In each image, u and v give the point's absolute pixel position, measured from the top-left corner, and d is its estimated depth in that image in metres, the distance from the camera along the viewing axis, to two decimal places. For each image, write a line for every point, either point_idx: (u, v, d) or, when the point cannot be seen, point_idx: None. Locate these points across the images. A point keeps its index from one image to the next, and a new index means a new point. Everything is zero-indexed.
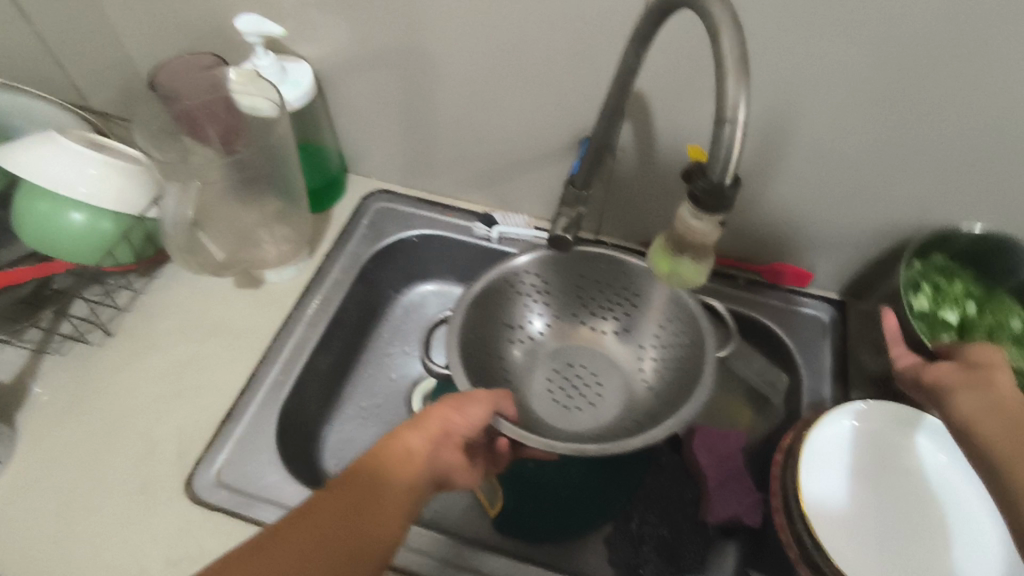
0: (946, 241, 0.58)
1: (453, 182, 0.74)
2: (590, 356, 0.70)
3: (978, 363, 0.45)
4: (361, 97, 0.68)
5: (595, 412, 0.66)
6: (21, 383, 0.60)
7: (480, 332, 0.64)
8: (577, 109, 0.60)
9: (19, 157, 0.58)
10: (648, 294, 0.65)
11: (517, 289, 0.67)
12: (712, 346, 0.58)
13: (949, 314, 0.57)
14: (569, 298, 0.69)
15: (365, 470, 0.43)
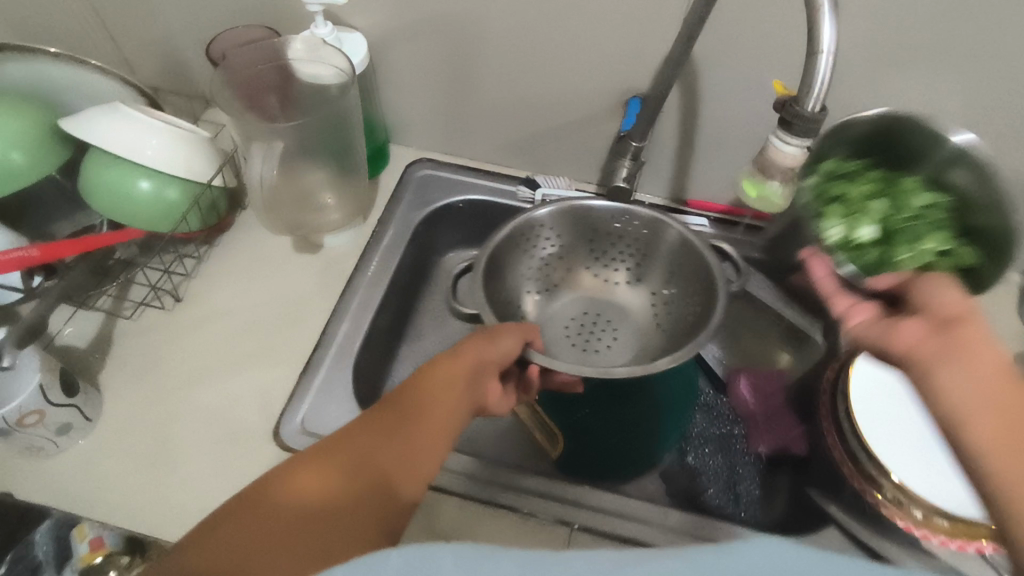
0: (841, 136, 0.53)
1: (490, 148, 0.76)
2: (605, 304, 0.70)
3: (946, 317, 0.33)
4: (407, 66, 0.69)
5: (611, 357, 0.67)
6: (102, 346, 0.62)
7: (495, 282, 0.64)
8: (624, 70, 0.63)
9: (93, 128, 0.60)
10: (660, 240, 0.65)
11: (531, 239, 0.66)
12: (722, 280, 0.58)
13: (867, 225, 0.50)
14: (583, 246, 0.68)
15: (411, 399, 0.46)
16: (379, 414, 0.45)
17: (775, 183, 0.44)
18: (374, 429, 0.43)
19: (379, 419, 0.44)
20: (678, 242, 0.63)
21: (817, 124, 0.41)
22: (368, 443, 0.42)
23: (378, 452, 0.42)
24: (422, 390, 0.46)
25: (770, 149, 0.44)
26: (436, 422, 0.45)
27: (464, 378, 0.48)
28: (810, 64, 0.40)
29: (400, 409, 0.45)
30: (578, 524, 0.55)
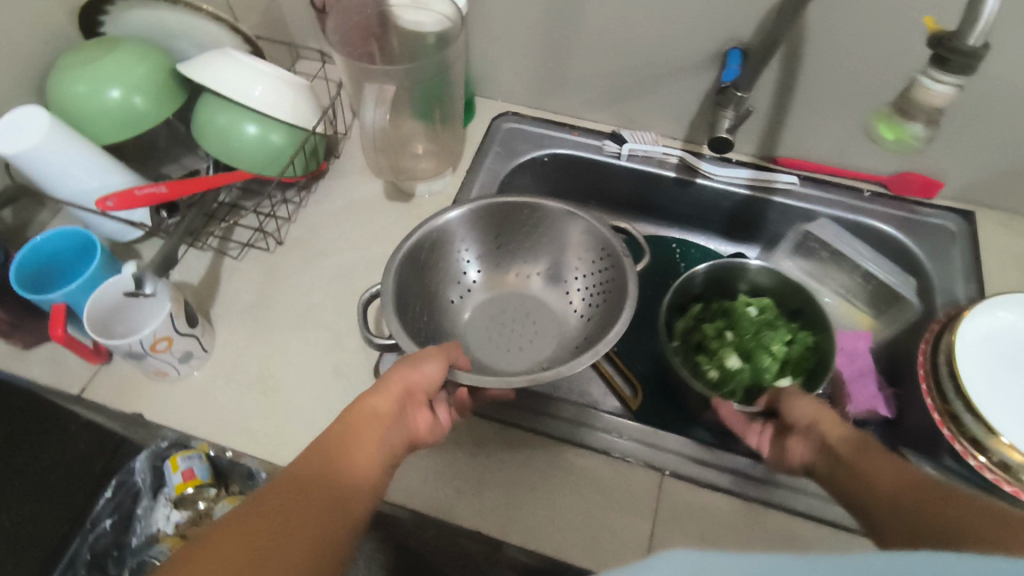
0: (683, 292, 0.67)
1: (580, 101, 0.77)
2: (520, 300, 0.71)
3: (806, 424, 0.50)
4: (504, 15, 0.70)
5: (532, 352, 0.67)
6: (213, 281, 0.66)
7: (413, 287, 0.62)
8: (729, 18, 0.62)
9: (207, 71, 0.62)
10: (567, 231, 0.65)
11: (450, 243, 0.65)
12: (630, 269, 0.58)
13: (729, 358, 0.63)
14: (491, 246, 0.68)
15: (323, 447, 0.43)
16: (297, 465, 0.41)
17: (916, 123, 0.41)
18: (285, 479, 0.39)
19: (290, 474, 0.40)
20: (588, 234, 0.64)
21: (979, 59, 0.37)
22: (280, 494, 0.38)
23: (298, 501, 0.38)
24: (336, 434, 0.44)
25: (917, 89, 0.40)
26: (351, 471, 0.42)
27: (384, 415, 0.46)
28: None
29: (313, 459, 0.42)
30: (668, 472, 0.56)
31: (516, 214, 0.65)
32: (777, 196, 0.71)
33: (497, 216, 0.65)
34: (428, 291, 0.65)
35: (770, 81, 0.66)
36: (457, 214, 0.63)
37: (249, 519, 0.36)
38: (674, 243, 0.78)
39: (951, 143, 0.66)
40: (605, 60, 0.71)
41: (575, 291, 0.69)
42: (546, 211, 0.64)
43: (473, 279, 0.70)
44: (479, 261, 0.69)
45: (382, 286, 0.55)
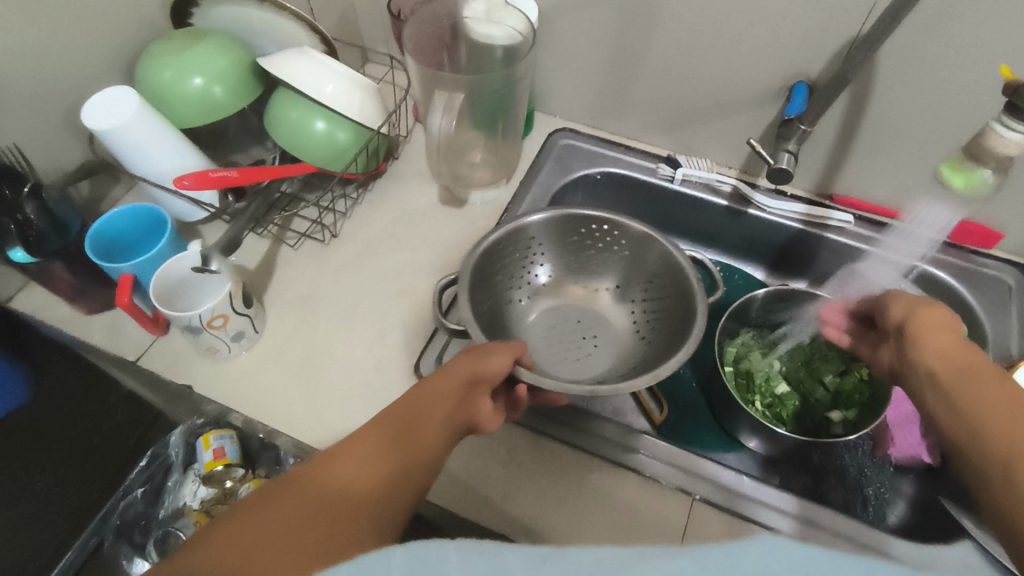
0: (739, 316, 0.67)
1: (639, 123, 0.78)
2: (583, 312, 0.71)
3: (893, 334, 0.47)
4: (572, 34, 0.72)
5: (592, 362, 0.67)
6: (269, 267, 0.69)
7: (488, 279, 0.63)
8: (798, 53, 0.62)
9: (284, 66, 0.65)
10: (641, 252, 0.65)
11: (523, 244, 0.66)
12: (701, 300, 0.58)
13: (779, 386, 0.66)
14: (567, 255, 0.69)
15: (401, 412, 0.44)
16: (379, 422, 0.42)
17: (986, 169, 0.39)
18: (368, 430, 0.40)
19: (375, 426, 0.41)
20: (662, 261, 0.63)
21: None
22: (370, 440, 0.39)
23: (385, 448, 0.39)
24: (409, 402, 0.45)
25: (985, 135, 0.37)
26: (423, 429, 0.43)
27: (453, 393, 0.47)
28: None
29: (395, 420, 0.42)
30: (698, 497, 0.56)
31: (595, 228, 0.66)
32: (831, 234, 0.70)
33: (567, 226, 0.65)
34: (498, 289, 0.66)
35: (833, 119, 0.66)
36: (538, 217, 0.64)
37: (344, 455, 0.37)
38: (718, 267, 0.79)
39: (1017, 197, 0.64)
40: (667, 85, 0.72)
41: (640, 312, 0.68)
42: (626, 229, 0.64)
43: (540, 283, 0.70)
44: (550, 266, 0.70)
45: (459, 273, 0.57)
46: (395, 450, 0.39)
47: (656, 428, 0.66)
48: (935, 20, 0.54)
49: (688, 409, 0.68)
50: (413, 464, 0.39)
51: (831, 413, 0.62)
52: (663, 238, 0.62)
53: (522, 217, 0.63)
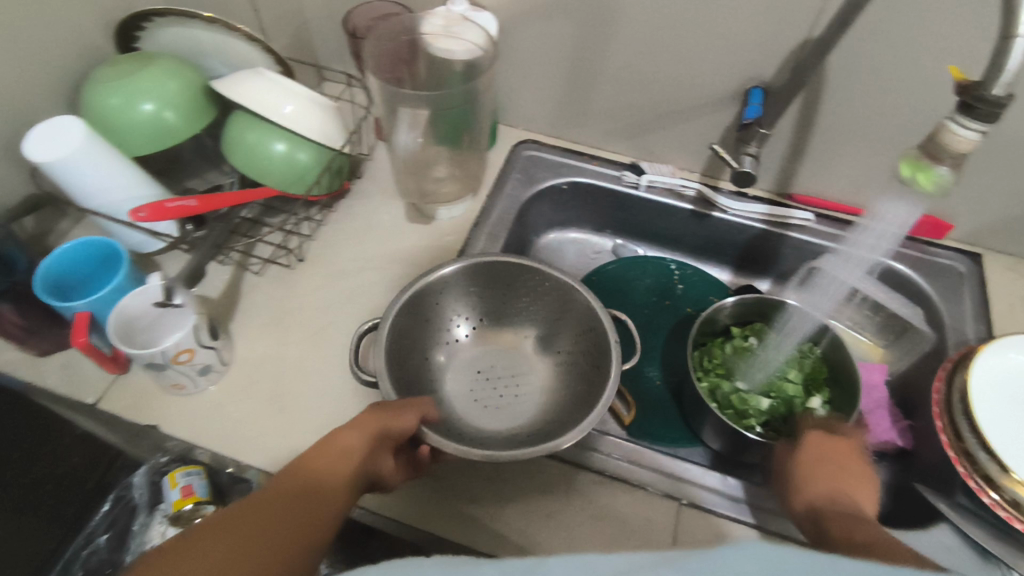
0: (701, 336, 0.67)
1: (600, 132, 0.79)
2: (511, 360, 0.68)
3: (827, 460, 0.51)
4: (531, 46, 0.72)
5: (514, 413, 0.63)
6: (232, 295, 0.67)
7: (409, 328, 0.60)
8: (752, 58, 0.64)
9: (240, 87, 0.63)
10: (562, 301, 0.63)
11: (442, 294, 0.63)
12: (615, 353, 0.55)
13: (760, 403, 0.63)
14: (490, 305, 0.67)
15: (299, 474, 0.42)
16: (272, 488, 0.40)
17: (943, 166, 0.40)
18: (254, 500, 0.38)
19: (262, 495, 0.39)
20: (582, 310, 0.61)
21: (1004, 108, 0.37)
22: (257, 512, 0.37)
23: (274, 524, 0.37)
24: (310, 463, 0.43)
25: (941, 134, 0.39)
26: (324, 498, 0.41)
27: (356, 452, 0.45)
28: (1001, 47, 0.36)
29: (295, 487, 0.41)
30: (686, 501, 0.56)
31: (509, 275, 0.63)
32: (792, 232, 0.73)
33: (479, 274, 0.63)
34: (422, 338, 0.63)
35: (788, 120, 0.67)
36: (454, 267, 0.61)
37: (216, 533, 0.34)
38: (672, 264, 0.79)
39: (961, 187, 0.68)
40: (627, 92, 0.73)
41: (564, 361, 0.65)
42: (546, 278, 0.62)
43: (466, 333, 0.67)
44: (472, 316, 0.67)
45: (378, 322, 0.55)
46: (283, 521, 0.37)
47: (624, 426, 0.65)
48: (880, 23, 0.56)
49: (663, 409, 0.69)
50: (304, 528, 0.38)
51: (811, 402, 0.63)
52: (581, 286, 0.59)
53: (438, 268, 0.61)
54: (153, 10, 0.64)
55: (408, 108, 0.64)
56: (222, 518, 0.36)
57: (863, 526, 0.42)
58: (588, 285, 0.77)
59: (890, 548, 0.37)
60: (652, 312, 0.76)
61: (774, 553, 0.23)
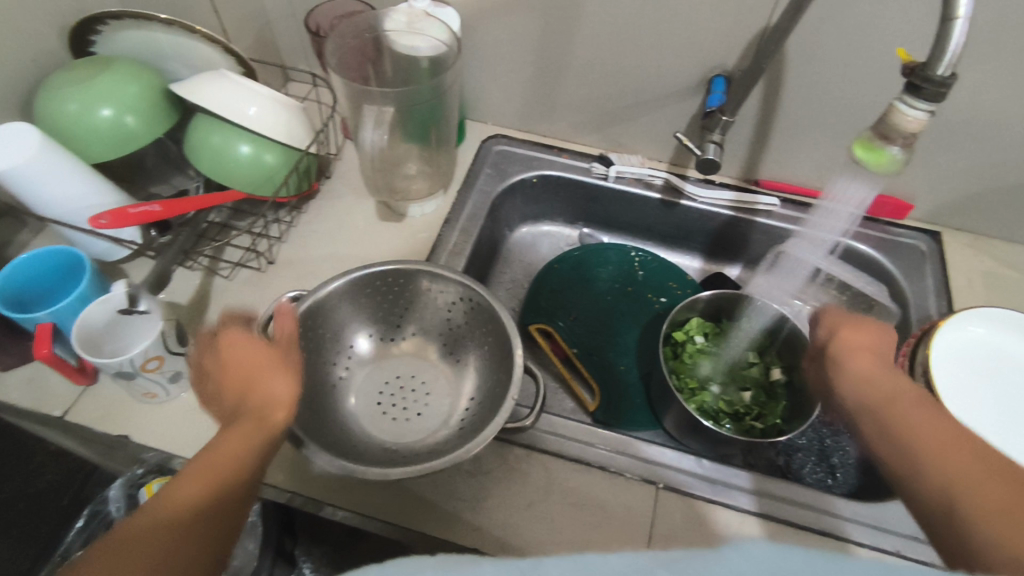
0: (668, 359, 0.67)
1: (569, 125, 0.79)
2: (415, 370, 0.66)
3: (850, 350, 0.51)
4: (497, 41, 0.72)
5: (424, 423, 0.62)
6: (202, 301, 0.66)
7: (304, 346, 0.59)
8: (714, 47, 0.65)
9: (203, 90, 0.62)
10: (459, 304, 0.63)
11: (338, 310, 0.62)
12: (518, 351, 0.55)
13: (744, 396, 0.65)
14: (387, 317, 0.66)
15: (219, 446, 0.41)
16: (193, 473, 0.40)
17: (893, 147, 0.42)
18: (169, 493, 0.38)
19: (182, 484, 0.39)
20: (479, 310, 0.61)
21: (950, 88, 0.38)
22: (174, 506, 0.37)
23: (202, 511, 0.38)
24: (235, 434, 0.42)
25: (892, 114, 0.40)
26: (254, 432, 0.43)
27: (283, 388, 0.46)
28: (943, 29, 0.37)
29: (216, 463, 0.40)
30: (662, 485, 0.57)
31: (406, 282, 0.63)
32: (759, 218, 0.74)
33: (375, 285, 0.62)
34: (320, 356, 0.61)
35: (751, 107, 0.69)
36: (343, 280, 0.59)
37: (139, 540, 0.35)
38: (633, 250, 0.80)
39: (919, 168, 0.70)
40: (593, 84, 0.73)
41: (469, 367, 0.65)
42: (442, 281, 0.62)
43: (365, 347, 0.66)
44: (371, 329, 0.66)
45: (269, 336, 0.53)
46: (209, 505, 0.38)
47: (590, 415, 0.68)
48: (836, 9, 0.57)
49: (635, 396, 0.70)
50: (227, 505, 0.39)
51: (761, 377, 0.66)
52: (478, 288, 0.59)
53: (329, 282, 0.59)
54: (109, 12, 0.63)
55: (374, 107, 0.64)
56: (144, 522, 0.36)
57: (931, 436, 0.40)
58: (551, 272, 0.78)
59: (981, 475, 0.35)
60: (615, 298, 0.78)
61: (773, 555, 0.22)
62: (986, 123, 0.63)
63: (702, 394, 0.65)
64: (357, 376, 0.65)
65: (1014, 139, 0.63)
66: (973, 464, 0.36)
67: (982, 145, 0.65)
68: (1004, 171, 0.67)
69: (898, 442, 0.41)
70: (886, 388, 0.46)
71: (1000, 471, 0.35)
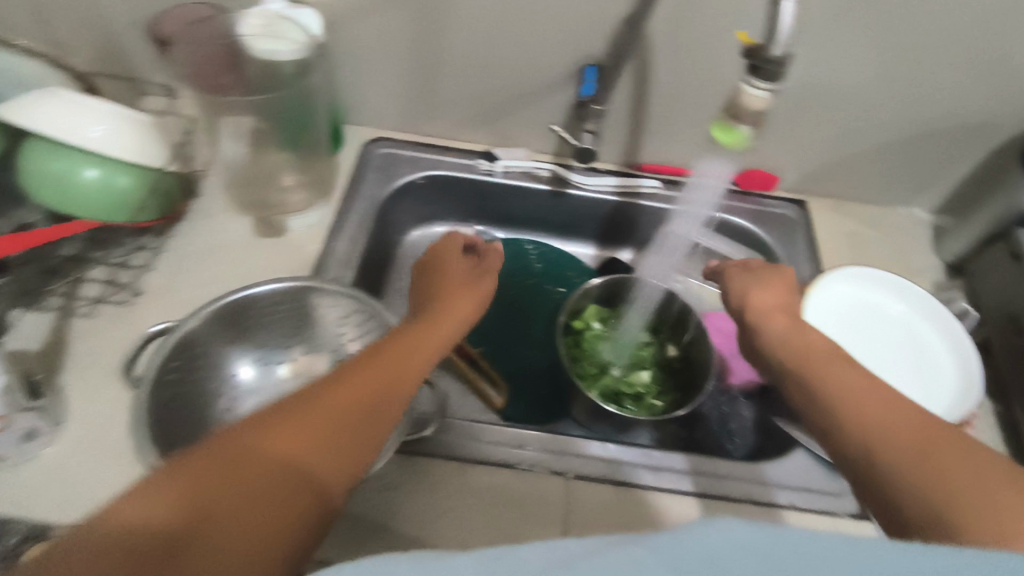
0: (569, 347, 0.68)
1: (451, 122, 0.78)
2: None
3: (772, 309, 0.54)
4: (364, 40, 0.69)
5: None
6: (58, 345, 0.59)
7: (180, 382, 0.55)
8: (582, 36, 0.65)
9: (31, 109, 0.55)
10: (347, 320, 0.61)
11: (216, 338, 0.58)
12: None
13: (641, 376, 0.68)
14: (273, 340, 0.62)
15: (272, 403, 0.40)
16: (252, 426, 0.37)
17: (744, 126, 0.43)
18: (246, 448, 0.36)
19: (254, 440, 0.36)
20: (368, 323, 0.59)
21: (785, 67, 0.40)
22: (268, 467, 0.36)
23: (321, 476, 0.37)
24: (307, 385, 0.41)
25: (738, 95, 0.42)
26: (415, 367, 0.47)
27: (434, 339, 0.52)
28: (773, 11, 0.39)
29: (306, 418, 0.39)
30: (572, 474, 0.58)
31: (288, 302, 0.60)
32: (644, 201, 0.76)
33: (254, 307, 0.59)
34: (200, 389, 0.57)
35: (624, 93, 0.70)
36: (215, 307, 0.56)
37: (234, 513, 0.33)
38: (528, 244, 0.81)
39: (781, 141, 0.74)
40: (469, 80, 0.72)
41: None
42: (326, 297, 0.59)
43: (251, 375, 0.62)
44: (258, 354, 0.62)
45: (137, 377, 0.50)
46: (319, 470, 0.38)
47: (499, 413, 0.68)
48: None
49: (541, 388, 0.71)
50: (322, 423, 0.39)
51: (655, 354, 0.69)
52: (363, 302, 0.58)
53: (200, 310, 0.56)
54: None
55: None
56: (228, 488, 0.34)
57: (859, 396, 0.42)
58: None
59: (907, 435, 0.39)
60: (516, 292, 0.78)
61: (748, 535, 0.22)
62: (832, 96, 0.68)
63: (603, 378, 0.67)
64: (247, 403, 0.59)
65: (857, 109, 0.69)
66: (906, 421, 0.40)
67: (831, 116, 0.70)
68: (853, 138, 0.72)
69: (821, 407, 0.43)
70: (804, 349, 0.49)
71: (926, 427, 0.39)
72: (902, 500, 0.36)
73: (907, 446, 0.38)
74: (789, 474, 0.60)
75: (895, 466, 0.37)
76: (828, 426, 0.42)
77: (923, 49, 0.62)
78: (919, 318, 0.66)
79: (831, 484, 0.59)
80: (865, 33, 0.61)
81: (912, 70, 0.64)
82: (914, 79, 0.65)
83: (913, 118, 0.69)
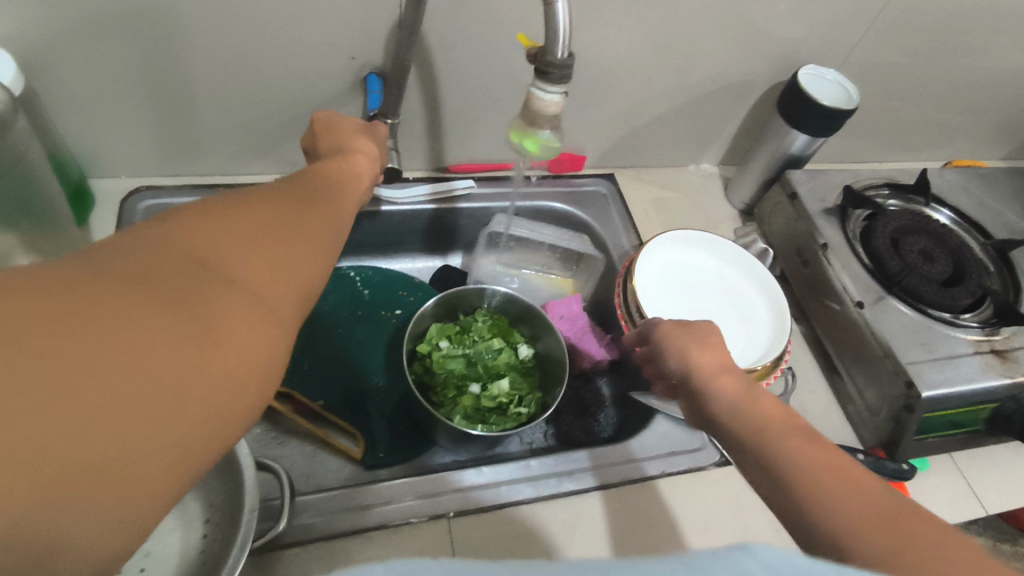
0: (418, 374, 0.64)
1: (227, 156, 0.68)
2: None
3: (728, 369, 0.46)
4: (87, 78, 0.56)
5: None
6: None
7: None
8: (356, 46, 0.60)
9: None
10: None
11: None
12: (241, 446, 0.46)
13: (500, 384, 0.64)
14: None
15: (143, 265, 0.25)
16: (107, 282, 0.24)
17: (544, 131, 0.42)
18: (81, 323, 0.22)
19: (102, 323, 0.22)
20: None
21: (571, 67, 0.38)
22: (95, 388, 0.21)
23: (172, 424, 0.23)
24: (214, 244, 0.28)
25: (531, 101, 0.40)
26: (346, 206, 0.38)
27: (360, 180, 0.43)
28: (548, 12, 0.36)
29: (191, 336, 0.24)
30: (452, 513, 0.54)
31: None
32: (461, 203, 0.73)
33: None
34: None
35: (415, 99, 0.66)
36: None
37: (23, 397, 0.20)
38: (351, 271, 0.74)
39: (580, 122, 0.75)
40: (237, 108, 0.63)
41: None
42: None
43: None
44: None
45: None
46: (140, 449, 0.22)
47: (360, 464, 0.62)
48: None
49: (399, 423, 0.66)
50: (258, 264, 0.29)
51: (510, 356, 0.66)
52: None
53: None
54: None
55: None
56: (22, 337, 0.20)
57: (820, 462, 0.36)
58: None
59: (859, 497, 0.33)
60: (346, 327, 0.71)
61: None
62: (613, 75, 0.70)
63: (462, 398, 0.63)
64: None
65: (637, 83, 0.72)
66: (863, 488, 0.34)
67: (616, 93, 0.72)
68: (641, 111, 0.76)
69: (779, 484, 0.36)
70: (757, 416, 0.41)
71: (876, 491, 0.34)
72: (817, 526, 0.33)
73: (814, 465, 0.36)
74: (647, 443, 0.62)
75: (803, 495, 0.35)
76: (736, 451, 0.40)
77: (681, 24, 0.66)
78: (727, 267, 0.72)
79: (690, 441, 0.63)
80: (631, 11, 0.63)
81: (675, 43, 0.68)
82: (678, 52, 0.69)
83: (686, 86, 0.74)
